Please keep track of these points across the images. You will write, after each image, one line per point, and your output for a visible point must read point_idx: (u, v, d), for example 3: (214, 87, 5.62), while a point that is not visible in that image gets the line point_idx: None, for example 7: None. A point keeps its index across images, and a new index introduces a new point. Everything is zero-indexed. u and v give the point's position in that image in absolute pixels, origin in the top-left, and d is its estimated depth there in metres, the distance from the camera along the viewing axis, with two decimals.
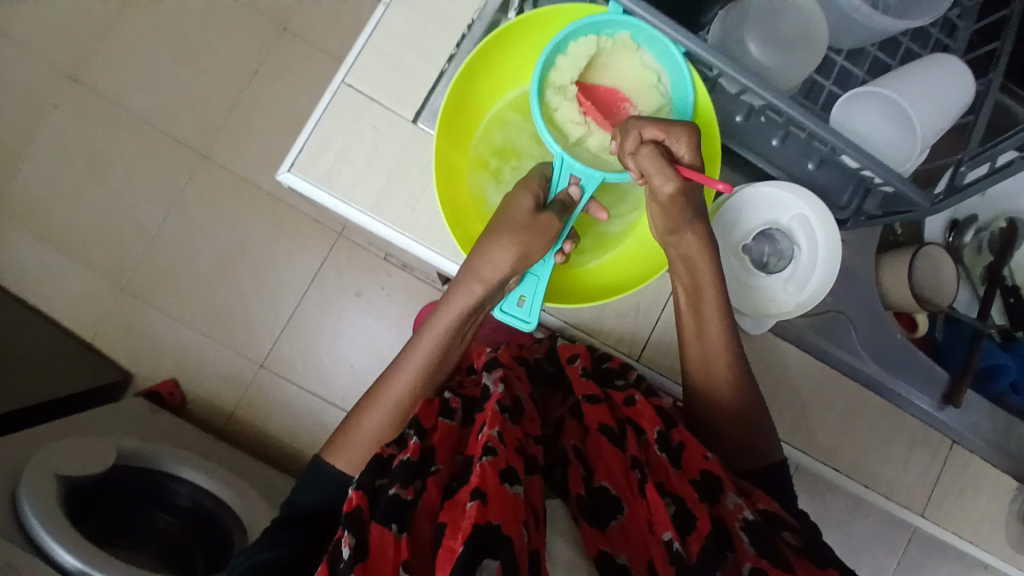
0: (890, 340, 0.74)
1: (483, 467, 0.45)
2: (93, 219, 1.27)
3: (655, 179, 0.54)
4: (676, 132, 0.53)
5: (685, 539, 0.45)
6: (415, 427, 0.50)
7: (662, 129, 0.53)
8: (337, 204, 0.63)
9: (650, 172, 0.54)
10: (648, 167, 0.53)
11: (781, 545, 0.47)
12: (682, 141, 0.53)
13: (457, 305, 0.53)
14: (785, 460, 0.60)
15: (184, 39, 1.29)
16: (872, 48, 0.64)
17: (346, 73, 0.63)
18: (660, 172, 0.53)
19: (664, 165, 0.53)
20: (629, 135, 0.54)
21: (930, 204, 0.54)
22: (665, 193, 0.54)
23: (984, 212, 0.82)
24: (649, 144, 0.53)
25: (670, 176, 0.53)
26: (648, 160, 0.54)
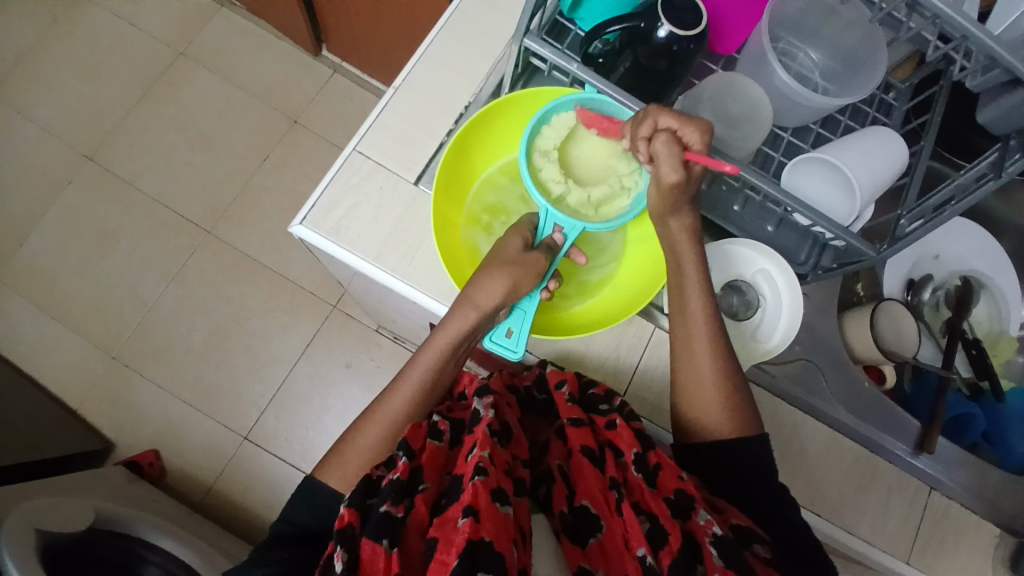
0: (860, 389, 0.79)
1: (476, 486, 0.47)
2: (94, 289, 1.34)
3: (664, 164, 0.61)
4: (689, 124, 0.60)
5: (657, 553, 0.47)
6: (404, 448, 0.52)
7: (677, 120, 0.60)
8: (343, 253, 0.69)
9: (661, 158, 0.60)
10: (661, 151, 0.60)
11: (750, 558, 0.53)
12: (694, 132, 0.60)
13: (451, 332, 0.57)
14: (760, 437, 0.61)
15: (201, 131, 1.43)
16: (814, 126, 0.74)
17: (358, 142, 0.71)
18: (670, 158, 0.60)
19: (674, 152, 0.60)
20: (644, 122, 0.60)
21: (876, 253, 0.63)
22: (670, 178, 0.61)
23: (939, 272, 0.89)
24: (664, 131, 0.60)
25: (677, 164, 0.60)
26: (661, 145, 0.60)
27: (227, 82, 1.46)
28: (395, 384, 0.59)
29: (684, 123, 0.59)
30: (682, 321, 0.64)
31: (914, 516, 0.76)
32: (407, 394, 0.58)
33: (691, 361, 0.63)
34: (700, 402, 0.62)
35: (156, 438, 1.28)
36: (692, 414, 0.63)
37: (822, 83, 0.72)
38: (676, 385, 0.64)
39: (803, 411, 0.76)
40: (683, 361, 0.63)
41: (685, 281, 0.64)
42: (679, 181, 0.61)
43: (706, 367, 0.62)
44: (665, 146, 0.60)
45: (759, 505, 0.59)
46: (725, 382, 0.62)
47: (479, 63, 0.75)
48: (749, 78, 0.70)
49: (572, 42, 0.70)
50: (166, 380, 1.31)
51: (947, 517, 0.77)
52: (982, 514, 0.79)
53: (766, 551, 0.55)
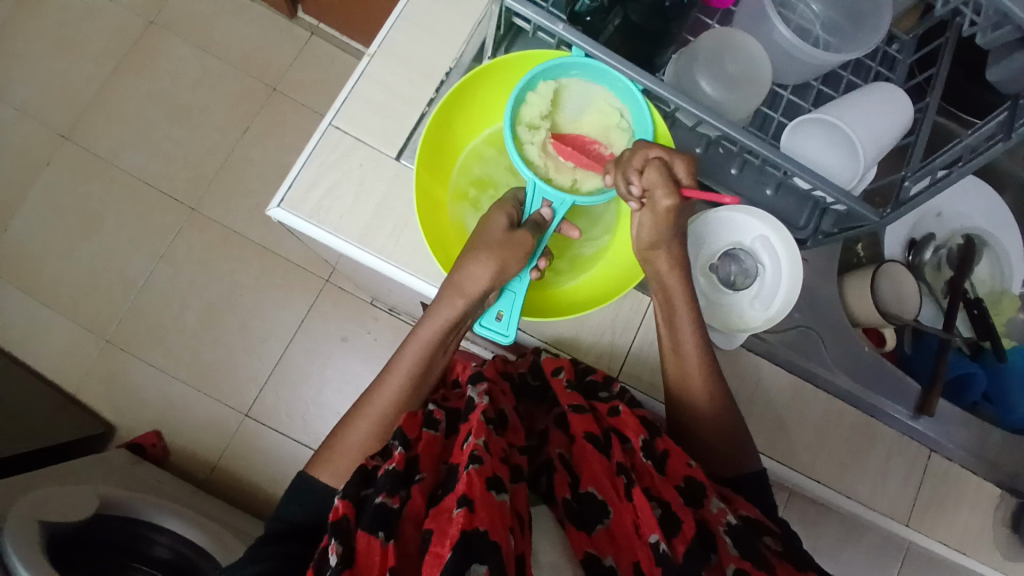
0: (860, 355, 0.76)
1: (470, 475, 0.46)
2: (82, 271, 1.32)
3: (657, 193, 0.58)
4: (677, 155, 0.58)
5: (671, 540, 0.47)
6: (399, 438, 0.52)
7: (665, 151, 0.58)
8: (326, 236, 0.66)
9: (656, 188, 0.57)
10: (656, 180, 0.57)
11: (763, 550, 0.49)
12: (684, 164, 0.58)
13: (441, 317, 0.56)
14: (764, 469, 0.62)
15: (180, 104, 1.38)
16: (815, 83, 0.70)
17: (335, 117, 0.68)
18: (664, 186, 0.57)
19: (669, 181, 0.57)
20: (636, 155, 0.58)
21: (880, 218, 0.60)
22: (664, 206, 0.58)
23: (940, 232, 0.87)
24: (656, 161, 0.57)
25: (672, 194, 0.58)
26: (654, 175, 0.57)
27: (203, 51, 1.40)
28: (385, 373, 0.57)
29: (675, 155, 0.57)
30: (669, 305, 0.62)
31: (915, 478, 0.77)
32: (398, 383, 0.56)
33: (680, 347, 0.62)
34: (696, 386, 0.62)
35: (157, 420, 1.28)
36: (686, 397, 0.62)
37: (824, 36, 0.66)
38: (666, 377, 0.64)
39: (801, 378, 0.75)
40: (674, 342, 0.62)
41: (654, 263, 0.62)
42: (674, 206, 0.59)
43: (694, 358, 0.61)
44: (659, 176, 0.57)
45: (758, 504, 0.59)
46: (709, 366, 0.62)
47: (458, 26, 0.71)
48: (744, 33, 0.66)
49: None
50: (162, 361, 1.30)
51: (947, 477, 0.78)
52: (982, 472, 0.79)
53: (777, 543, 0.51)
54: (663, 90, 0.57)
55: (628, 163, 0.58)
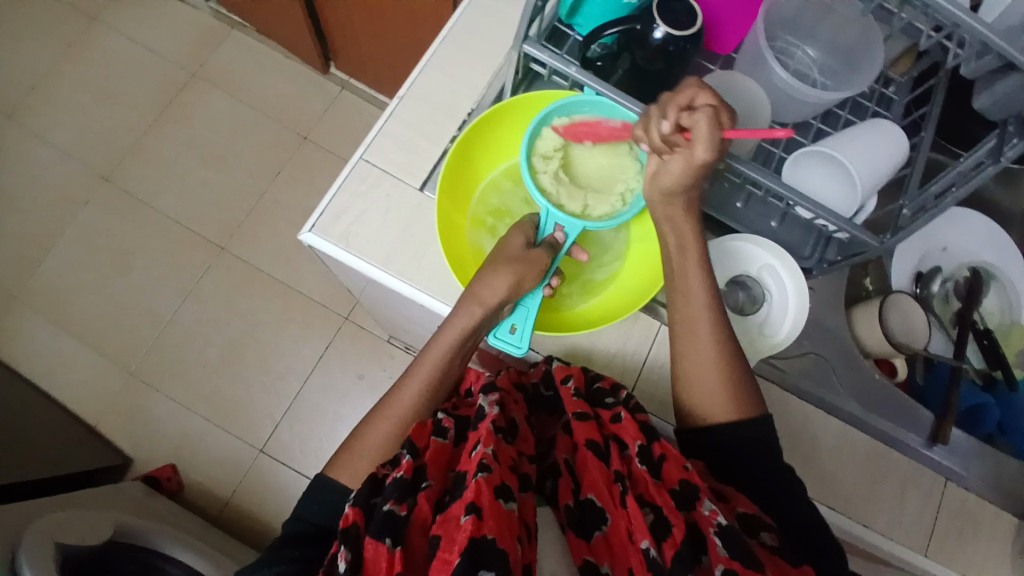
0: (870, 381, 0.78)
1: (478, 483, 0.46)
2: (112, 306, 1.37)
3: (698, 144, 0.59)
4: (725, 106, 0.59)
5: (661, 545, 0.44)
6: (409, 447, 0.51)
7: (717, 99, 0.59)
8: (352, 259, 0.70)
9: (699, 132, 0.58)
10: (703, 122, 0.58)
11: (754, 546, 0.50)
12: (729, 115, 0.59)
13: (456, 331, 0.58)
14: (768, 414, 0.62)
15: (214, 150, 1.47)
16: (814, 121, 0.74)
17: (364, 151, 0.73)
18: (707, 138, 0.58)
19: (713, 132, 0.58)
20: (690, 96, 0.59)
21: (881, 242, 0.63)
22: (700, 158, 0.60)
23: (948, 265, 0.88)
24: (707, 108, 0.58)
25: (714, 140, 0.58)
26: (702, 123, 0.58)
27: (239, 102, 1.50)
28: (404, 383, 0.59)
29: (724, 103, 0.58)
30: (688, 307, 0.63)
31: (930, 509, 0.75)
32: (416, 394, 0.58)
33: (696, 350, 0.62)
34: (717, 400, 0.61)
35: (173, 453, 1.29)
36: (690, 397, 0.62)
37: (821, 79, 0.72)
38: (677, 384, 0.63)
39: (818, 408, 0.75)
40: (686, 343, 0.63)
41: (687, 273, 0.64)
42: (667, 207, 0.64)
43: (710, 366, 0.61)
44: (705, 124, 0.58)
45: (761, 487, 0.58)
46: (732, 375, 0.61)
47: (480, 72, 0.77)
48: (746, 76, 0.71)
49: (571, 47, 0.72)
50: (181, 395, 1.33)
51: (966, 509, 0.77)
52: (999, 506, 0.77)
53: (774, 539, 0.51)
54: None
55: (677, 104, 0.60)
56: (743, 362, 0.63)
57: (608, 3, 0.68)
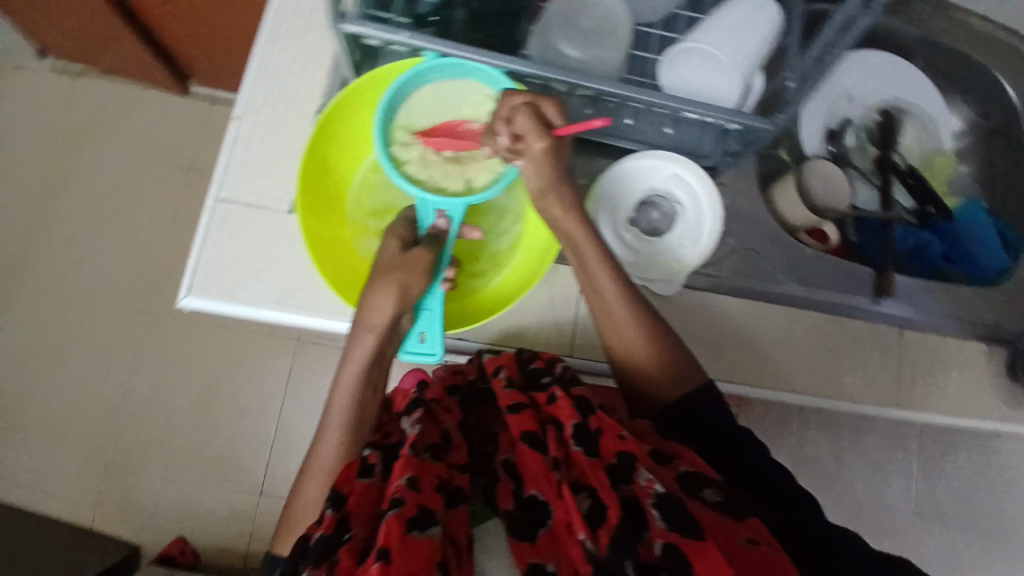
0: (805, 257, 0.76)
1: (388, 522, 0.41)
2: (62, 406, 1.31)
3: (530, 137, 0.57)
4: (545, 100, 0.57)
5: (596, 533, 0.42)
6: (330, 499, 0.46)
7: (532, 96, 0.57)
8: (245, 309, 0.65)
9: (527, 130, 0.57)
10: (525, 124, 0.56)
11: (692, 504, 0.46)
12: (552, 106, 0.57)
13: (358, 359, 0.54)
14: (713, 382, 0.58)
15: (107, 214, 1.37)
16: (680, 12, 0.69)
17: (217, 190, 0.66)
18: (535, 130, 0.57)
19: (538, 124, 0.56)
20: (504, 103, 0.57)
21: (773, 124, 0.60)
22: (539, 150, 0.57)
23: (856, 113, 0.85)
24: (523, 106, 0.57)
25: (545, 136, 0.57)
26: (525, 119, 0.57)
27: (114, 155, 1.39)
28: (320, 433, 0.53)
29: (542, 97, 0.57)
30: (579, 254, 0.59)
31: (893, 359, 0.75)
32: (335, 439, 0.52)
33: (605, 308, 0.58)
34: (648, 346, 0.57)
35: (178, 524, 1.27)
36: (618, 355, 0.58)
37: None
38: (604, 339, 0.59)
39: (756, 299, 0.73)
40: (599, 313, 0.58)
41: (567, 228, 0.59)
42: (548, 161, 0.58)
43: (626, 318, 0.57)
44: (529, 120, 0.57)
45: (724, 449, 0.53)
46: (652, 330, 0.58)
47: (316, 65, 0.69)
48: None
49: None
50: (164, 468, 1.29)
51: (927, 349, 0.76)
52: (956, 334, 0.78)
53: (718, 494, 0.47)
54: (529, 68, 0.58)
55: (497, 114, 0.58)
56: (654, 310, 0.60)
57: None
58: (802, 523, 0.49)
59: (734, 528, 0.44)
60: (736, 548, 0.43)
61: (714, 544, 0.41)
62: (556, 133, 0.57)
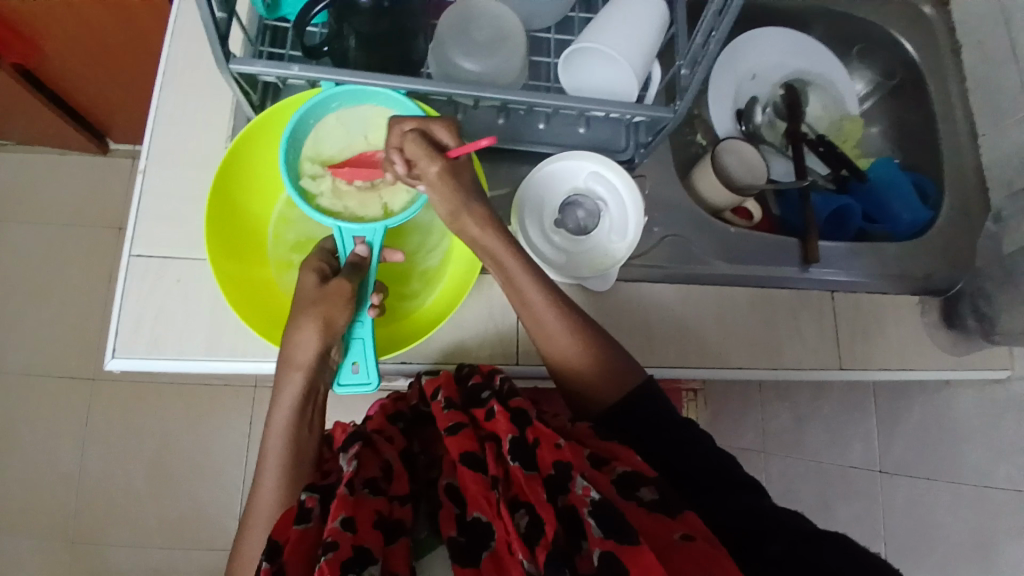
0: (731, 236, 0.77)
1: (322, 568, 0.41)
2: (14, 490, 1.25)
3: (422, 163, 0.57)
4: (434, 124, 0.57)
5: (533, 551, 0.42)
6: (266, 552, 0.44)
7: (421, 121, 0.57)
8: (176, 363, 0.63)
9: (418, 156, 0.56)
10: (414, 151, 0.56)
11: (628, 504, 0.46)
12: (442, 128, 0.57)
13: (288, 399, 0.53)
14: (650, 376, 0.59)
15: (40, 285, 1.32)
16: (574, 14, 0.70)
17: (131, 246, 0.64)
18: (424, 155, 0.56)
19: (427, 149, 0.56)
20: (394, 130, 0.57)
21: (674, 113, 0.61)
22: (433, 174, 0.57)
23: (762, 91, 0.89)
24: (411, 132, 0.57)
25: (437, 159, 0.56)
26: (413, 146, 0.56)
27: (38, 224, 1.34)
28: (259, 478, 0.52)
29: (430, 121, 0.57)
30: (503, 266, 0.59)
31: (828, 324, 0.77)
32: (274, 485, 0.52)
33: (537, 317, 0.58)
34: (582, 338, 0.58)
35: None
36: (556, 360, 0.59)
37: None
38: (539, 346, 0.60)
39: (685, 283, 0.75)
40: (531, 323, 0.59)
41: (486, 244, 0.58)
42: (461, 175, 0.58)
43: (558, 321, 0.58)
44: (417, 145, 0.57)
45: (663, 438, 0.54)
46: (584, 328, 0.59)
47: (218, 109, 0.69)
48: None
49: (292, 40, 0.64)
50: (132, 538, 1.24)
51: (858, 309, 0.79)
52: (882, 291, 0.81)
53: (653, 491, 0.47)
54: (433, 86, 0.59)
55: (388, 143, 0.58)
56: (582, 311, 0.60)
57: None
58: (747, 506, 0.50)
59: (669, 526, 0.45)
60: (670, 548, 0.43)
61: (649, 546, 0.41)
62: (450, 156, 0.57)
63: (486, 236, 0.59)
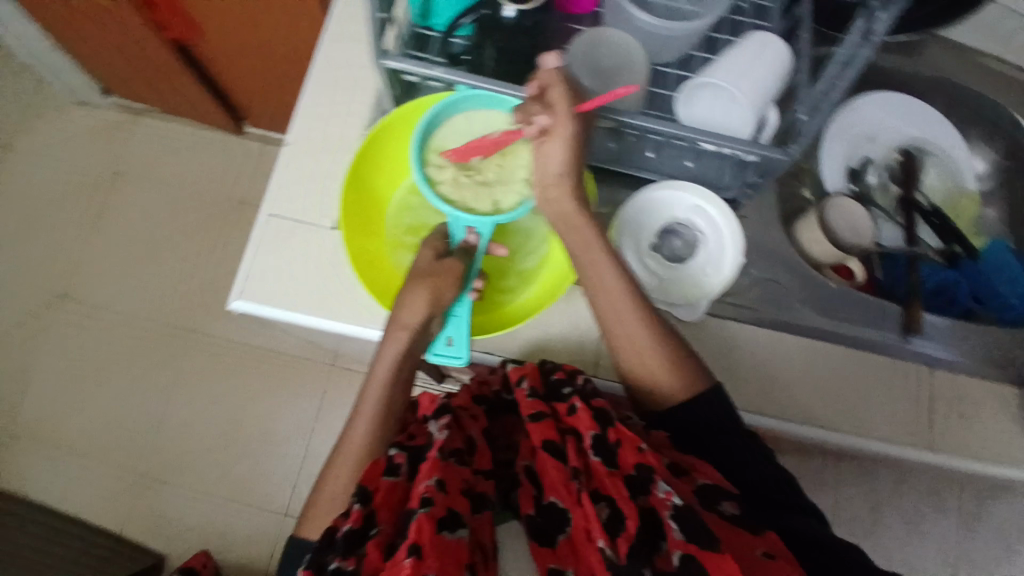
0: (829, 292, 0.79)
1: (418, 520, 0.44)
2: (104, 420, 1.37)
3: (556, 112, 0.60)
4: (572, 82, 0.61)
5: (615, 541, 0.45)
6: (358, 494, 0.49)
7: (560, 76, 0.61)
8: (288, 314, 0.70)
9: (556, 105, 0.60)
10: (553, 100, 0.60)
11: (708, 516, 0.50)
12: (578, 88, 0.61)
13: (388, 356, 0.58)
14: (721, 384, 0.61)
15: (163, 241, 1.46)
16: (696, 53, 0.73)
17: (269, 207, 0.72)
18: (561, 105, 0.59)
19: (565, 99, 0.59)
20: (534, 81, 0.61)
21: (788, 155, 0.62)
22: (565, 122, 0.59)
23: (876, 154, 0.88)
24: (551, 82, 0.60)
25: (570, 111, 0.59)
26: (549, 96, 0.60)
27: (171, 188, 1.49)
28: (352, 422, 0.58)
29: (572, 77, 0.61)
30: (598, 281, 0.62)
31: (921, 396, 0.74)
32: (365, 428, 0.57)
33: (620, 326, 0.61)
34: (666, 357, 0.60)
35: (203, 540, 1.29)
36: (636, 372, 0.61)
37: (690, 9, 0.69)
38: (621, 362, 0.62)
39: (775, 330, 0.75)
40: (614, 319, 0.61)
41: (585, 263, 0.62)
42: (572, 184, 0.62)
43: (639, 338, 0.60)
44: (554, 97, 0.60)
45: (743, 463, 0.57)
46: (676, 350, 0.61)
47: (361, 98, 0.76)
48: (612, 28, 0.70)
49: (435, 47, 0.69)
50: (195, 485, 1.33)
51: (956, 387, 0.75)
52: (982, 375, 0.77)
53: (735, 506, 0.51)
54: None
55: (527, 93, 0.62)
56: (676, 335, 0.63)
57: None
58: (795, 530, 0.54)
59: (747, 541, 0.48)
60: (751, 562, 0.47)
61: (729, 556, 0.43)
62: (579, 109, 0.60)
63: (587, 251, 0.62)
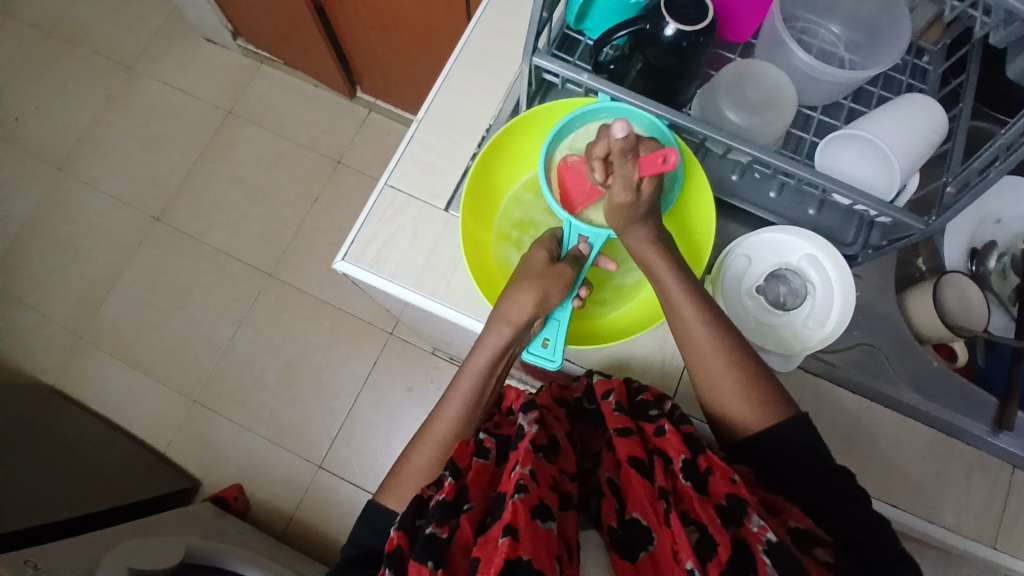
0: (930, 370, 0.77)
1: (515, 503, 0.47)
2: (172, 340, 1.43)
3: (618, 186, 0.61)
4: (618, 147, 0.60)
5: (705, 565, 0.46)
6: (451, 468, 0.53)
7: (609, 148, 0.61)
8: (386, 283, 0.71)
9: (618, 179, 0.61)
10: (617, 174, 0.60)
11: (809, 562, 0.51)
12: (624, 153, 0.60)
13: (489, 345, 0.60)
14: (804, 414, 0.59)
15: (256, 183, 1.52)
16: (845, 102, 0.71)
17: (389, 177, 0.74)
18: (623, 179, 0.60)
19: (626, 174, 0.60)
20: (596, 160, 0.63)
21: (925, 225, 0.59)
22: (623, 193, 0.61)
23: (1002, 238, 0.84)
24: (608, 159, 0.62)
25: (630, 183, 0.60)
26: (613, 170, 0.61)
27: (274, 134, 1.55)
28: (443, 402, 0.62)
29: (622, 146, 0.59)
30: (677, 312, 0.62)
31: (999, 497, 0.71)
32: (456, 411, 0.61)
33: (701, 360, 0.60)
34: (760, 399, 0.59)
35: (239, 474, 1.34)
36: (713, 405, 0.61)
37: (847, 57, 0.69)
38: (699, 394, 0.62)
39: (870, 399, 0.73)
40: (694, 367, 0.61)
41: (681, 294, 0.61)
42: None
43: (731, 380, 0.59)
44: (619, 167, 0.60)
45: (835, 519, 0.54)
46: (770, 400, 0.59)
47: (495, 89, 0.77)
48: (767, 62, 0.69)
49: (583, 52, 0.71)
50: (243, 419, 1.38)
51: None
52: None
53: (828, 554, 0.52)
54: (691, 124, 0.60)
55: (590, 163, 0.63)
56: (771, 384, 0.61)
57: (615, 5, 0.66)
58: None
59: None
60: None
61: None
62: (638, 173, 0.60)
63: (695, 284, 0.61)
